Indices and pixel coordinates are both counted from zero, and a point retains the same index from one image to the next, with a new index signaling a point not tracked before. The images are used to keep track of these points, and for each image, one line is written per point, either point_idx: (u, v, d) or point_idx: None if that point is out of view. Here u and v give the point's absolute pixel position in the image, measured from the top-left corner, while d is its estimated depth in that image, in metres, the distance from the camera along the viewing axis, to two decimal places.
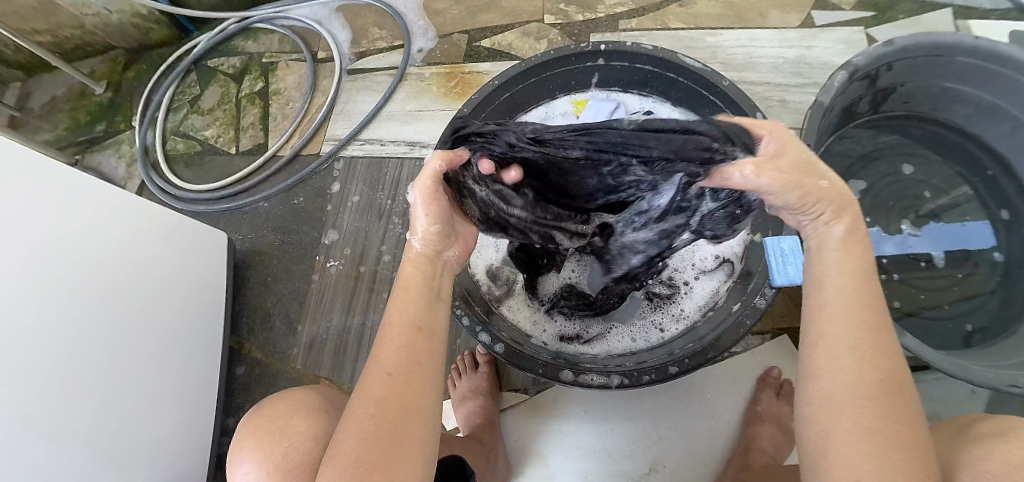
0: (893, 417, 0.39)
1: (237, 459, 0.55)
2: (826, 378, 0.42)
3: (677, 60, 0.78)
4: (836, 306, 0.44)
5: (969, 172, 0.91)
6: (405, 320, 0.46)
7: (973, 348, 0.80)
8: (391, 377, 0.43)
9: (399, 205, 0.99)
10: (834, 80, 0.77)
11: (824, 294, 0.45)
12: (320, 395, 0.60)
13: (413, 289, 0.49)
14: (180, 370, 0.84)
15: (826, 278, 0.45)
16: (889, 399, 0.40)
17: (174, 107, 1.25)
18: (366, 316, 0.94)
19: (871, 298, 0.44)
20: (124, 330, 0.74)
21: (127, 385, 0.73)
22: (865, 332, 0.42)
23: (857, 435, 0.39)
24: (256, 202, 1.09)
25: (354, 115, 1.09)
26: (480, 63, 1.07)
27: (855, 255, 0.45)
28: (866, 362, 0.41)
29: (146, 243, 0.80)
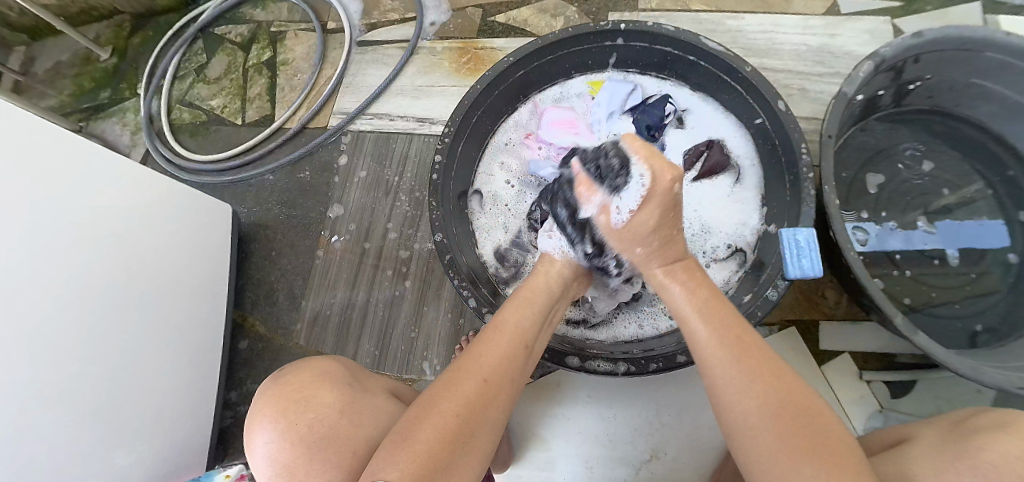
0: (792, 430, 0.40)
1: (254, 427, 0.54)
2: (727, 406, 0.44)
3: (699, 42, 0.75)
4: (713, 334, 0.47)
5: (988, 170, 0.88)
6: (517, 335, 0.50)
7: (979, 349, 0.79)
8: (489, 378, 0.45)
9: (407, 183, 0.97)
10: (859, 70, 0.74)
11: (695, 337, 0.49)
12: (342, 367, 0.60)
13: (523, 305, 0.54)
14: (183, 342, 0.84)
15: (684, 309, 0.51)
16: (784, 409, 0.41)
17: (180, 75, 1.23)
18: (371, 294, 0.93)
19: (734, 321, 0.48)
20: (125, 301, 0.73)
21: (129, 356, 0.73)
22: (747, 355, 0.45)
23: (773, 454, 0.40)
24: (262, 175, 1.07)
25: (363, 89, 1.06)
26: (494, 40, 1.04)
27: (689, 282, 0.53)
28: (754, 387, 0.43)
29: (149, 213, 0.79)
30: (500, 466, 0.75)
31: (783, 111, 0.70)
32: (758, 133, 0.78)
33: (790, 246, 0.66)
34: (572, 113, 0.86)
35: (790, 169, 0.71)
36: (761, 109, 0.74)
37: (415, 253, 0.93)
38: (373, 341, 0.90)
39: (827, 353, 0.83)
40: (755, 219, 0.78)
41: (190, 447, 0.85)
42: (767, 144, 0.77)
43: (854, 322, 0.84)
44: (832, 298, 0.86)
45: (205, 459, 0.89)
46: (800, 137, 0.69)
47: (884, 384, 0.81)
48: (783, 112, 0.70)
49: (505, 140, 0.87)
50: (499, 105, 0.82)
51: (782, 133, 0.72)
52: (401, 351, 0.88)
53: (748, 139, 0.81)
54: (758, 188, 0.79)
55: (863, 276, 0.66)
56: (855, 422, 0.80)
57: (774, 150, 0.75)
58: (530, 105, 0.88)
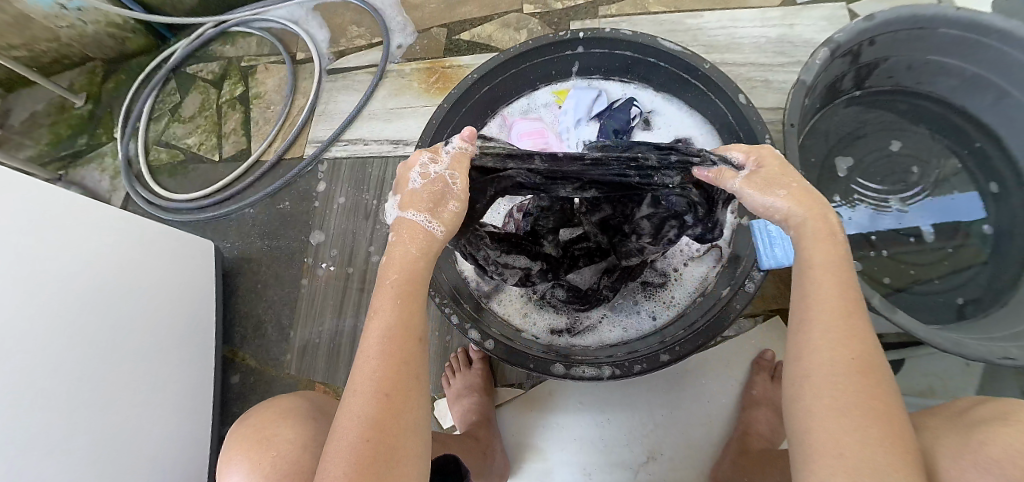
0: (873, 401, 0.39)
1: (226, 470, 0.54)
2: (812, 355, 0.42)
3: (657, 45, 0.77)
4: (823, 283, 0.44)
5: (955, 143, 0.91)
6: (396, 328, 0.44)
7: (966, 320, 0.80)
8: (387, 389, 0.42)
9: (386, 205, 0.98)
10: (816, 58, 0.77)
11: (806, 281, 0.45)
12: (308, 402, 0.60)
13: (406, 289, 0.46)
14: (175, 384, 0.84)
15: (805, 256, 0.46)
16: (870, 378, 0.39)
17: (155, 116, 1.24)
18: (358, 318, 0.93)
19: (849, 287, 0.44)
20: (113, 348, 0.73)
21: (121, 402, 0.72)
22: (847, 317, 0.42)
23: (842, 412, 0.38)
24: (242, 209, 1.08)
25: (336, 116, 1.08)
26: (460, 57, 1.05)
27: (823, 233, 0.46)
28: (844, 346, 0.41)
29: (132, 257, 0.79)
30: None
31: (744, 104, 0.72)
32: (723, 128, 0.80)
33: (762, 237, 0.71)
34: (541, 123, 0.87)
35: None
36: (724, 104, 0.76)
37: None
38: None
39: None
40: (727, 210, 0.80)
41: None
42: (734, 138, 0.78)
43: None
44: None
45: None
46: (763, 128, 0.70)
47: None
48: (744, 106, 0.72)
49: None
50: (468, 122, 0.84)
51: (746, 126, 0.73)
52: None
53: (714, 135, 0.83)
54: None
55: None
56: None
57: (740, 143, 0.76)
58: (499, 119, 0.89)
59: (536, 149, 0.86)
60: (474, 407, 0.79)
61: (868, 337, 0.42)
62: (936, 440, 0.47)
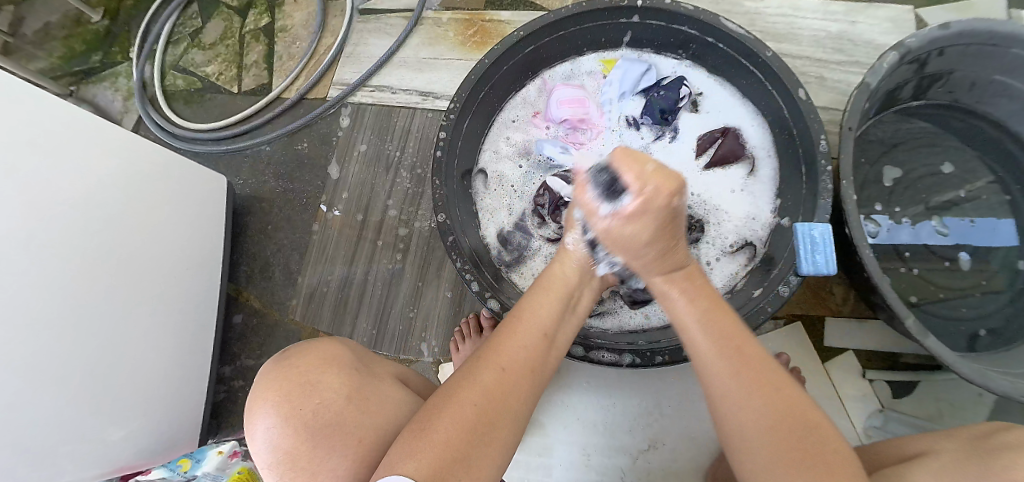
0: (785, 445, 0.39)
1: (256, 409, 0.50)
2: (721, 411, 0.43)
3: (719, 24, 0.70)
4: (706, 347, 0.45)
5: (1006, 171, 0.83)
6: (535, 321, 0.47)
7: (977, 352, 0.76)
8: (502, 357, 0.43)
9: (408, 159, 0.93)
10: (884, 61, 0.69)
11: (692, 347, 0.47)
12: (349, 350, 0.56)
13: (552, 290, 0.50)
14: (175, 321, 0.82)
15: (682, 321, 0.48)
16: (785, 431, 0.39)
17: (175, 40, 1.19)
18: (369, 269, 0.90)
19: (731, 324, 0.46)
20: (112, 279, 0.70)
21: (118, 335, 0.70)
22: (748, 366, 0.43)
23: (766, 467, 0.39)
24: (258, 147, 1.04)
25: (364, 59, 1.02)
26: (501, 12, 0.98)
27: (693, 290, 0.49)
28: (750, 401, 0.41)
29: (139, 180, 0.76)
30: None
31: (803, 100, 0.66)
32: (776, 121, 0.74)
33: (804, 240, 0.62)
34: (583, 92, 0.82)
35: (807, 162, 0.67)
36: (781, 97, 0.70)
37: (415, 231, 0.90)
38: (370, 321, 0.87)
39: (831, 350, 0.80)
40: (768, 211, 0.74)
41: (183, 424, 0.84)
42: (785, 134, 0.72)
43: (861, 319, 0.80)
44: (838, 293, 0.82)
45: (200, 434, 0.88)
46: (820, 127, 0.65)
47: (887, 384, 0.78)
48: (803, 101, 0.66)
49: (512, 117, 0.83)
50: (507, 81, 0.78)
51: (801, 124, 0.68)
52: (399, 331, 0.85)
53: (765, 127, 0.77)
54: (772, 180, 0.75)
55: (878, 276, 0.61)
56: (854, 420, 0.77)
57: (792, 140, 0.71)
58: (539, 82, 0.83)
59: (575, 119, 0.80)
60: None
61: (768, 377, 0.42)
62: (957, 468, 0.45)
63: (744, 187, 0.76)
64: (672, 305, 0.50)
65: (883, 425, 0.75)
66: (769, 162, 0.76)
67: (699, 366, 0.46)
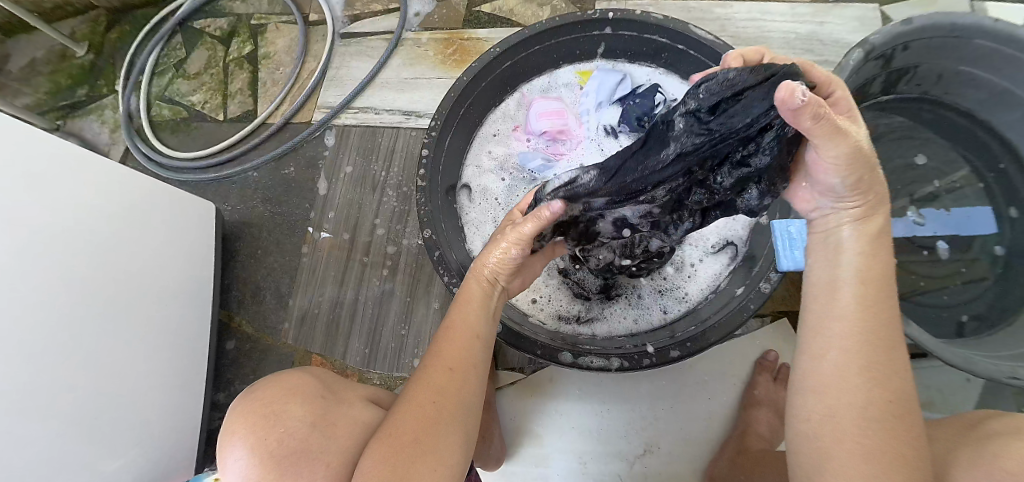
0: (892, 436, 0.37)
1: (225, 446, 0.49)
2: (828, 385, 0.40)
3: (688, 32, 0.73)
4: (852, 313, 0.40)
5: (979, 160, 0.84)
6: (470, 323, 0.50)
7: (966, 338, 0.76)
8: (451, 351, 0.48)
9: (394, 178, 0.95)
10: (847, 60, 0.69)
11: (830, 307, 0.41)
12: (312, 379, 0.57)
13: (481, 291, 0.53)
14: (163, 347, 0.81)
15: (838, 271, 0.42)
16: (893, 421, 0.38)
17: (159, 71, 1.21)
18: (360, 289, 0.90)
19: (888, 309, 0.40)
20: (95, 306, 0.69)
21: (103, 365, 0.69)
22: (885, 344, 0.40)
23: (861, 453, 0.37)
24: (245, 172, 1.05)
25: (347, 82, 1.04)
26: (479, 30, 1.01)
27: (875, 252, 0.42)
28: (872, 384, 0.38)
29: (131, 209, 0.77)
30: (492, 464, 0.74)
31: None
32: None
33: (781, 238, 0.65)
34: (561, 104, 0.84)
35: None
36: None
37: (404, 248, 0.91)
38: (362, 340, 0.87)
39: None
40: None
41: (178, 452, 0.83)
42: None
43: None
44: None
45: (196, 463, 0.88)
46: None
47: None
48: None
49: (494, 131, 0.85)
50: (487, 97, 0.80)
51: None
52: (392, 349, 0.86)
53: None
54: None
55: None
56: None
57: None
58: (518, 96, 0.85)
59: (554, 131, 0.82)
60: None
61: (895, 366, 0.39)
62: (945, 453, 0.45)
63: None
64: (838, 251, 0.43)
65: None
66: None
67: (830, 326, 0.41)
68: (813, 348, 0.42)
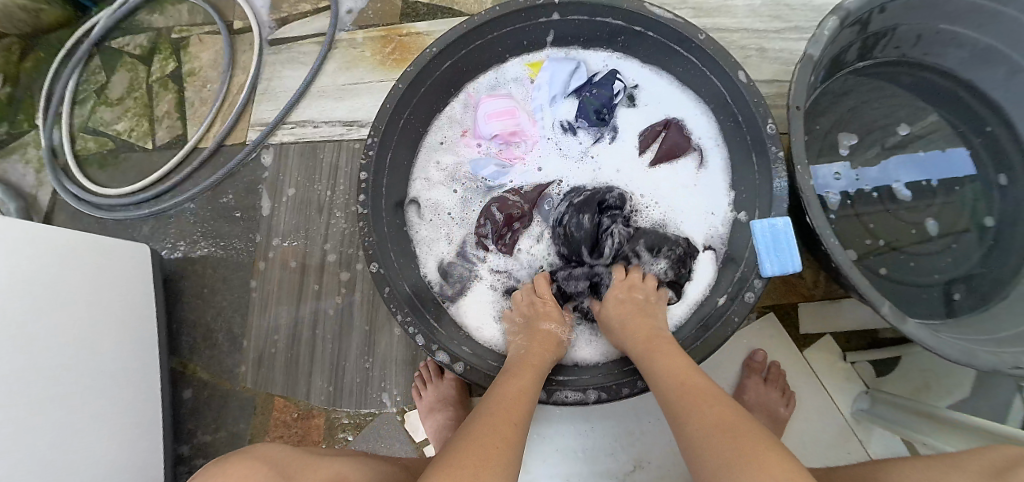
0: (728, 430, 0.40)
1: None
2: (678, 426, 0.44)
3: (643, 11, 0.65)
4: (659, 369, 0.51)
5: (964, 123, 0.78)
6: (520, 388, 0.50)
7: (956, 317, 0.71)
8: (510, 412, 0.47)
9: (341, 197, 0.86)
10: (824, 29, 0.61)
11: (653, 377, 0.51)
12: (265, 460, 0.46)
13: (534, 366, 0.55)
14: (112, 424, 0.72)
15: (643, 355, 0.54)
16: (724, 420, 0.41)
17: (80, 99, 1.10)
18: (316, 325, 0.82)
19: (681, 357, 0.52)
20: (17, 399, 0.60)
21: (37, 454, 0.61)
22: (685, 382, 0.48)
23: (714, 458, 0.39)
24: (181, 204, 0.96)
25: (281, 94, 0.94)
26: (417, 23, 0.92)
27: (644, 335, 0.56)
28: (693, 405, 0.44)
29: (54, 267, 0.68)
30: None
31: (744, 83, 0.61)
32: (717, 106, 0.69)
33: (766, 241, 0.58)
34: (512, 101, 0.76)
35: (757, 147, 0.63)
36: (719, 80, 0.65)
37: (358, 274, 0.83)
38: (325, 376, 0.80)
39: (809, 337, 0.76)
40: (725, 206, 0.70)
41: None
42: (729, 118, 0.68)
43: (834, 300, 0.75)
44: (808, 276, 0.76)
45: None
46: (765, 111, 0.60)
47: (870, 364, 0.73)
48: (746, 85, 0.61)
49: (440, 138, 0.77)
50: (429, 101, 0.72)
51: (744, 107, 0.63)
52: (357, 384, 0.79)
53: (711, 115, 0.72)
54: (724, 172, 0.71)
55: (847, 265, 0.54)
56: (840, 404, 0.73)
57: (739, 127, 0.66)
58: (464, 97, 0.78)
59: (506, 133, 0.75)
60: (450, 424, 0.69)
61: (707, 389, 0.46)
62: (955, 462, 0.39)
63: (695, 183, 0.71)
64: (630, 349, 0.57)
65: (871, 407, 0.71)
66: (716, 152, 0.71)
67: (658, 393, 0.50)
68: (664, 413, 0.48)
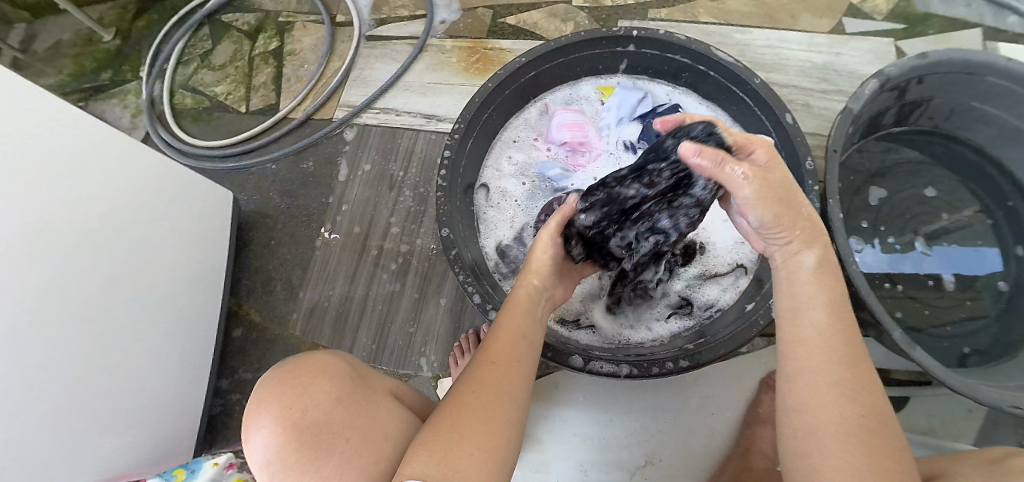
0: (878, 448, 0.39)
1: (250, 424, 0.49)
2: (804, 405, 0.42)
3: (709, 53, 0.75)
4: (819, 330, 0.43)
5: (988, 195, 0.85)
6: (512, 331, 0.51)
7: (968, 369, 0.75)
8: (504, 370, 0.47)
9: (411, 179, 0.96)
10: (865, 88, 0.70)
11: (796, 330, 0.45)
12: (344, 360, 0.55)
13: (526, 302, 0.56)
14: (162, 337, 0.80)
15: (798, 296, 0.46)
16: (873, 430, 0.40)
17: (184, 60, 1.23)
18: (370, 288, 0.91)
19: (847, 322, 0.44)
20: (97, 293, 0.68)
21: (103, 345, 0.69)
22: (847, 356, 0.43)
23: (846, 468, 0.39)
24: (265, 164, 1.06)
25: (371, 83, 1.06)
26: (502, 40, 1.04)
27: (825, 271, 0.46)
28: (843, 397, 0.41)
29: (149, 192, 0.77)
30: None
31: (791, 125, 0.70)
32: None
33: None
34: (582, 116, 0.85)
35: None
36: (770, 124, 0.74)
37: (417, 248, 0.92)
38: (371, 335, 0.88)
39: None
40: None
41: (175, 439, 0.84)
42: None
43: None
44: None
45: (194, 449, 0.89)
46: (806, 150, 0.68)
47: None
48: (790, 126, 0.70)
49: (513, 137, 0.87)
50: (509, 104, 0.82)
51: (788, 146, 0.71)
52: (399, 345, 0.87)
53: None
54: None
55: (865, 290, 0.62)
56: None
57: None
58: (540, 106, 0.87)
59: (574, 142, 0.84)
60: None
61: (866, 376, 0.42)
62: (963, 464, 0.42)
63: None
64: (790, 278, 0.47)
65: None
66: None
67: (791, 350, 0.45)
68: (785, 371, 0.45)
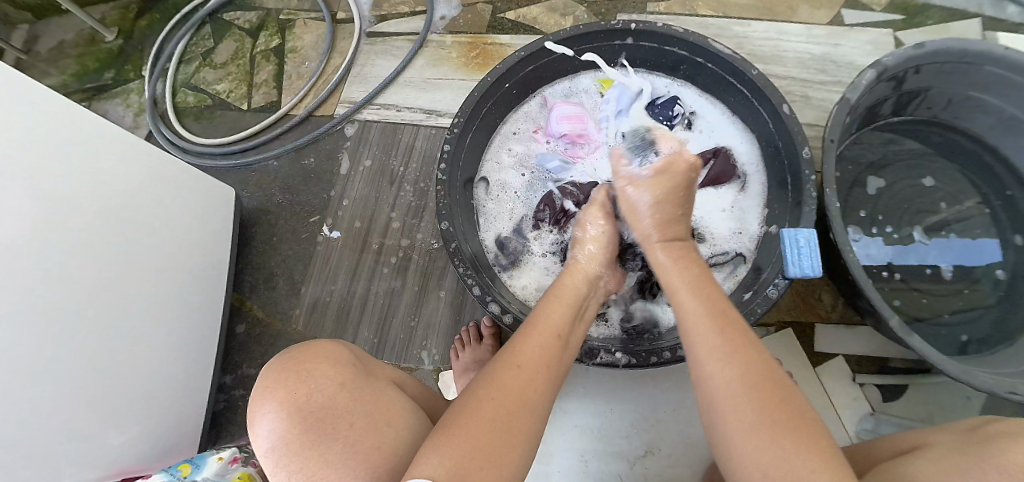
0: (779, 420, 0.39)
1: (256, 409, 0.50)
2: (716, 406, 0.43)
3: (706, 45, 0.75)
4: (705, 337, 0.46)
5: (987, 184, 0.84)
6: (549, 327, 0.51)
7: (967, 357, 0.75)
8: (542, 365, 0.47)
9: (412, 173, 0.97)
10: (861, 78, 0.70)
11: (697, 338, 0.47)
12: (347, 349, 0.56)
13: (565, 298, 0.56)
14: (166, 332, 0.81)
15: (685, 314, 0.49)
16: (774, 405, 0.40)
17: (186, 59, 1.24)
18: (371, 282, 0.92)
19: (738, 327, 0.47)
20: (98, 288, 0.68)
21: (107, 340, 0.69)
22: (742, 349, 0.44)
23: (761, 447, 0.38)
24: (266, 161, 1.07)
25: (371, 79, 1.07)
26: (502, 36, 1.04)
27: (699, 286, 0.51)
28: (740, 379, 0.42)
29: (148, 187, 0.78)
30: None
31: (788, 115, 0.70)
32: (763, 137, 0.78)
33: (791, 245, 0.65)
34: (581, 108, 0.86)
35: (792, 173, 0.71)
36: (767, 114, 0.74)
37: (417, 243, 0.93)
38: (372, 329, 0.89)
39: (822, 355, 0.81)
40: (756, 225, 0.78)
41: (180, 433, 0.85)
42: (771, 148, 0.76)
43: (850, 326, 0.82)
44: (827, 300, 0.83)
45: (199, 443, 0.90)
46: (803, 139, 0.68)
47: (877, 388, 0.79)
48: (787, 116, 0.70)
49: (513, 130, 0.87)
50: (508, 98, 0.83)
51: (785, 136, 0.71)
52: (400, 339, 0.87)
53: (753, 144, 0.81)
54: (760, 194, 0.79)
55: (862, 278, 0.62)
56: (847, 424, 0.77)
57: (778, 155, 0.74)
58: (539, 100, 0.88)
59: (574, 134, 0.84)
60: None
61: (766, 366, 0.43)
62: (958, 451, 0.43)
63: (735, 204, 0.80)
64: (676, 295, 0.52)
65: (874, 428, 0.76)
66: (757, 176, 0.80)
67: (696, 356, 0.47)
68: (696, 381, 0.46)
